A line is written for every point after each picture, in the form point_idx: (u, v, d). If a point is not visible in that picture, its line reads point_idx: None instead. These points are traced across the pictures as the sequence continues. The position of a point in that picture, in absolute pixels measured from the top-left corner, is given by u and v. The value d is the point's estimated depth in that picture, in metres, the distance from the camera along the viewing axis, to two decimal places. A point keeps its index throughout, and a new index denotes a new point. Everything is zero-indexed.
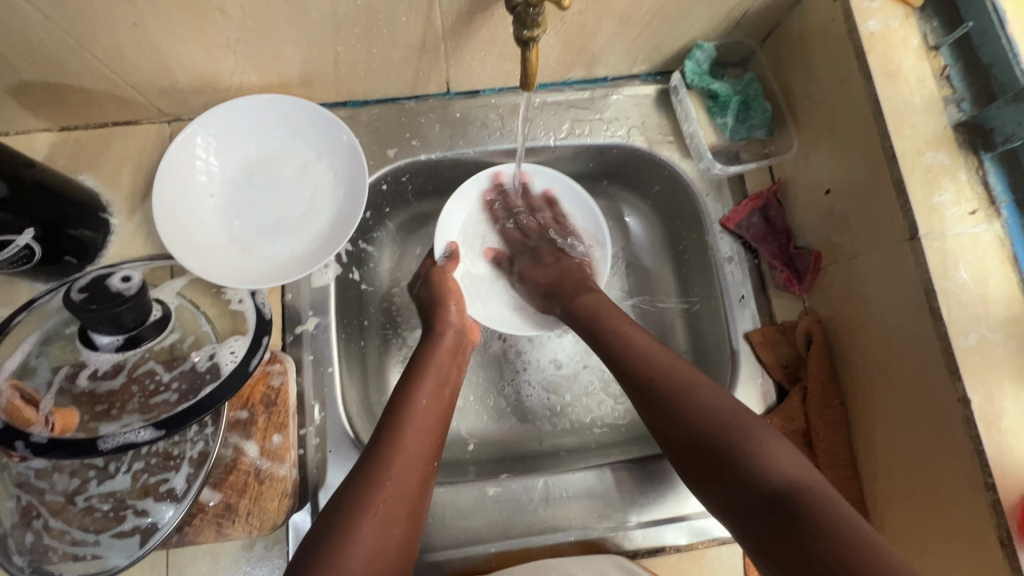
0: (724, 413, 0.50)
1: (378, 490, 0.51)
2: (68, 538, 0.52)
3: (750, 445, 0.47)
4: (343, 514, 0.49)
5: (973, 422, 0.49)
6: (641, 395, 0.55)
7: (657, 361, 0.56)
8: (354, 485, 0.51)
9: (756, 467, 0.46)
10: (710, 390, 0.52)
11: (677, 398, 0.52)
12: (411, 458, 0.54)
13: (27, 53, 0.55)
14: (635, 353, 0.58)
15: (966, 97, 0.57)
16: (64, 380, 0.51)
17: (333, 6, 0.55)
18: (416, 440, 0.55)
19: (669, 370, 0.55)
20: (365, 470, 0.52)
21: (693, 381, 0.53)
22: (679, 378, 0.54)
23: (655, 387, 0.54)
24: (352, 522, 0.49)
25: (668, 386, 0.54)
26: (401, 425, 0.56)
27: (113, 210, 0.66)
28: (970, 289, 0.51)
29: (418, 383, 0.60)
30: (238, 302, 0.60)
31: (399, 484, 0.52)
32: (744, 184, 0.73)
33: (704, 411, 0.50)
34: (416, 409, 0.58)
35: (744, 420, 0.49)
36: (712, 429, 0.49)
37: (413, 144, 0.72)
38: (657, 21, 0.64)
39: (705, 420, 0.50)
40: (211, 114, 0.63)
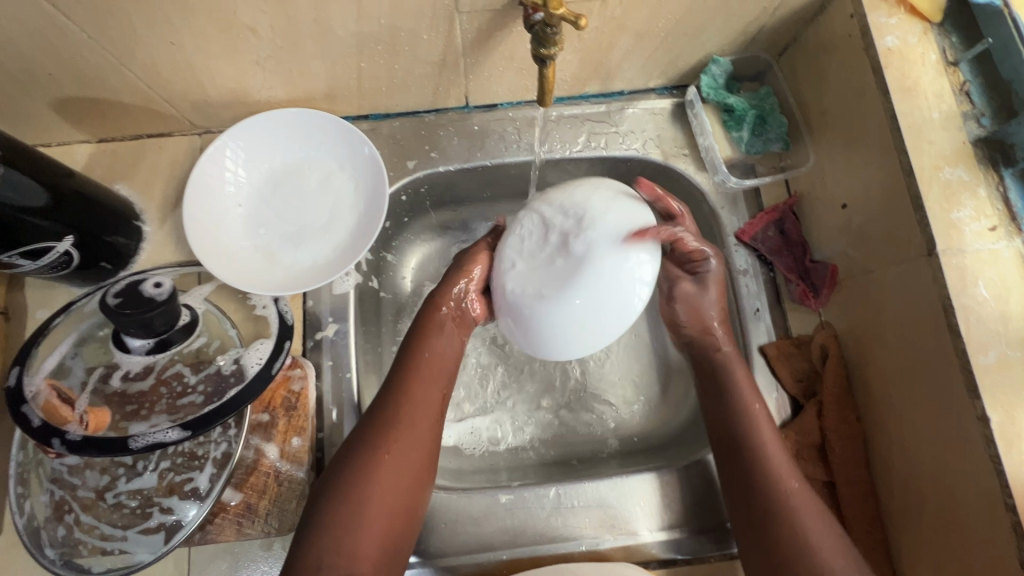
0: (830, 557, 0.52)
1: (388, 435, 0.55)
2: (97, 533, 0.54)
3: None
4: (358, 456, 0.54)
5: (993, 441, 0.48)
6: (753, 514, 0.56)
7: (786, 481, 0.56)
8: (368, 431, 0.56)
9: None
10: (831, 534, 0.53)
11: (790, 516, 0.54)
12: (419, 410, 0.58)
13: (70, 70, 0.58)
14: (763, 463, 0.57)
15: (987, 112, 0.57)
16: (97, 381, 0.54)
17: (358, 25, 0.57)
18: (422, 392, 0.59)
19: (791, 490, 0.56)
20: (375, 416, 0.57)
21: (810, 510, 0.55)
22: (802, 506, 0.55)
23: (771, 512, 0.55)
24: (363, 461, 0.54)
25: (783, 505, 0.55)
26: (413, 376, 0.60)
27: (145, 218, 0.69)
28: (990, 307, 0.51)
29: (424, 340, 0.63)
30: (261, 308, 0.62)
31: (406, 431, 0.56)
32: (759, 198, 0.73)
33: (817, 553, 0.52)
34: (421, 363, 0.61)
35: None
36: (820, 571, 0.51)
37: (432, 156, 0.74)
38: (674, 37, 0.65)
39: (808, 550, 0.52)
40: (240, 127, 0.66)
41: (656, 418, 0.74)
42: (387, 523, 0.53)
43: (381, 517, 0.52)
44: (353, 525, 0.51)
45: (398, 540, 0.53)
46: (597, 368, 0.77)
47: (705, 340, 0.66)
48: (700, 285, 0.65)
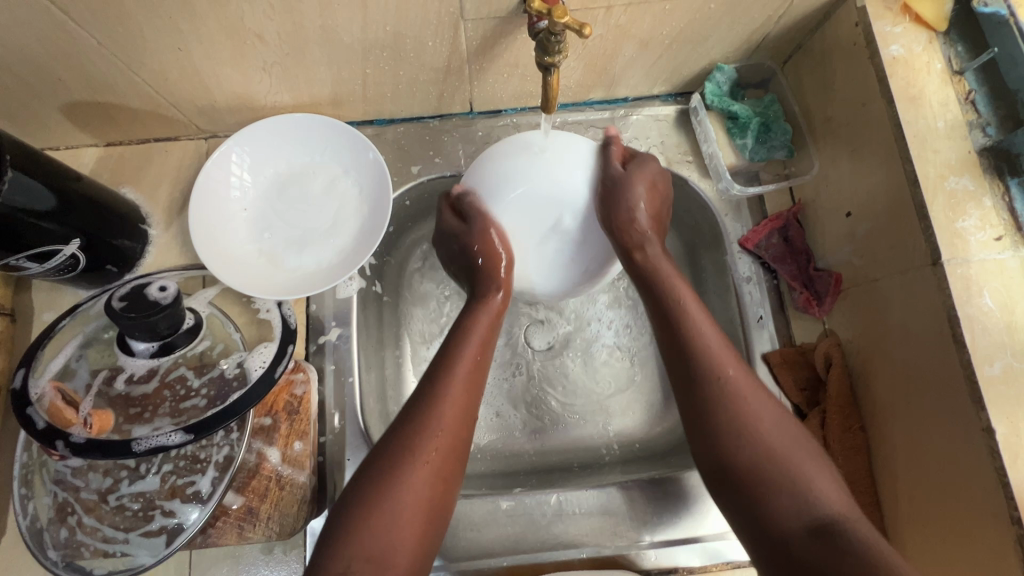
0: (772, 436, 0.49)
1: (426, 439, 0.50)
2: (99, 535, 0.54)
3: (799, 481, 0.47)
4: (389, 464, 0.49)
5: (998, 453, 0.48)
6: (690, 393, 0.53)
7: (720, 361, 0.53)
8: (401, 436, 0.50)
9: (799, 502, 0.46)
10: (769, 413, 0.51)
11: (729, 398, 0.51)
12: (456, 404, 0.53)
13: (80, 75, 0.58)
14: (703, 348, 0.54)
15: (992, 121, 0.57)
16: (102, 383, 0.54)
17: (364, 32, 0.57)
18: (463, 390, 0.54)
19: (730, 372, 0.52)
20: (406, 419, 0.52)
21: (753, 393, 0.52)
22: (738, 387, 0.52)
23: (706, 396, 0.52)
24: (403, 464, 0.49)
25: (727, 392, 0.51)
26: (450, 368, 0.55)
27: (151, 221, 0.70)
28: (994, 317, 0.50)
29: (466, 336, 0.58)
30: (265, 311, 0.62)
31: (446, 434, 0.51)
32: (764, 205, 0.73)
33: (758, 433, 0.50)
34: (464, 363, 0.56)
35: (800, 457, 0.48)
36: (765, 454, 0.49)
37: (436, 162, 0.74)
38: (678, 44, 0.65)
39: (745, 431, 0.50)
40: (246, 133, 0.66)
41: (658, 427, 0.74)
42: (421, 531, 0.48)
43: (413, 523, 0.47)
44: (383, 536, 0.46)
45: (427, 546, 0.49)
46: (596, 376, 0.76)
47: (626, 240, 0.59)
48: (636, 184, 0.60)
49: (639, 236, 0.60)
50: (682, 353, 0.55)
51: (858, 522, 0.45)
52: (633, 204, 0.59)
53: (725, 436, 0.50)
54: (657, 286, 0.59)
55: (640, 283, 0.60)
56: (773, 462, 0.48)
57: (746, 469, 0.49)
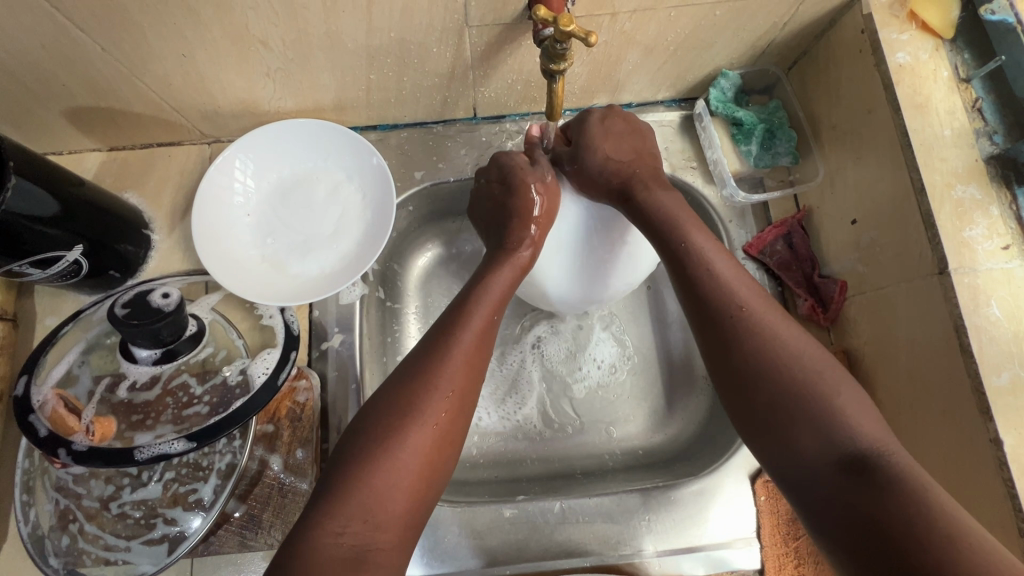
0: (798, 367, 0.47)
1: (432, 387, 0.49)
2: (101, 543, 0.54)
3: (830, 411, 0.45)
4: (386, 414, 0.48)
5: (1006, 464, 0.48)
6: (710, 330, 0.51)
7: (738, 294, 0.51)
8: (406, 384, 0.49)
9: (828, 433, 0.44)
10: (793, 341, 0.48)
11: (746, 333, 0.49)
12: (467, 355, 0.52)
13: (84, 80, 0.58)
14: (716, 283, 0.52)
15: (999, 129, 0.56)
16: (105, 391, 0.54)
17: (368, 38, 0.57)
18: (476, 343, 0.53)
19: (746, 306, 0.50)
20: (411, 375, 0.50)
21: (772, 325, 0.49)
22: (760, 318, 0.50)
23: (725, 330, 0.50)
24: (414, 410, 0.48)
25: (747, 325, 0.49)
26: (462, 320, 0.54)
27: (154, 226, 0.70)
28: (1002, 326, 0.50)
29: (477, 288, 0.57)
30: (268, 317, 0.62)
31: (453, 380, 0.50)
32: (767, 212, 0.73)
33: (781, 363, 0.47)
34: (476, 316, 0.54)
35: (829, 387, 0.46)
36: (789, 385, 0.46)
37: (439, 167, 0.74)
38: (683, 50, 0.65)
39: (767, 364, 0.47)
40: (249, 138, 0.66)
41: (661, 434, 0.74)
42: (417, 479, 0.46)
43: (418, 468, 0.46)
44: (385, 476, 0.44)
45: (428, 492, 0.47)
46: (596, 392, 0.76)
47: (619, 184, 0.59)
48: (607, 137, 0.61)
49: (622, 180, 0.59)
50: (695, 288, 0.52)
51: (896, 455, 0.42)
52: (606, 153, 0.60)
53: (746, 370, 0.48)
54: (658, 223, 0.56)
55: (647, 225, 0.57)
56: (800, 395, 0.46)
57: (772, 403, 0.46)
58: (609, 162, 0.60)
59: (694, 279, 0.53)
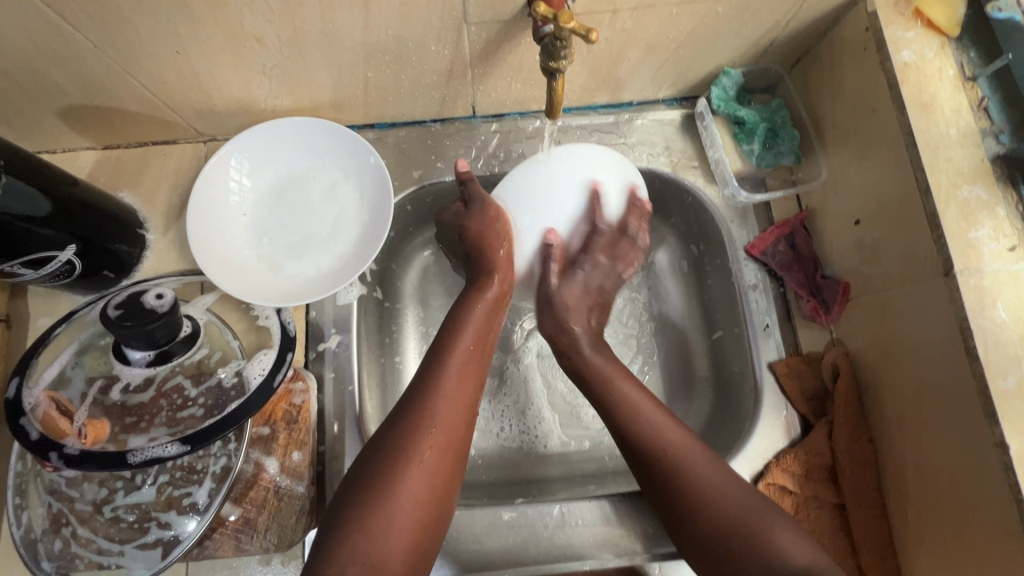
0: (727, 502, 0.50)
1: (422, 437, 0.49)
2: (94, 547, 0.54)
3: (762, 542, 0.47)
4: (378, 464, 0.48)
5: (1012, 469, 0.47)
6: (643, 464, 0.54)
7: (664, 431, 0.54)
8: (395, 430, 0.50)
9: (768, 564, 0.47)
10: (719, 473, 0.52)
11: (675, 468, 0.52)
12: (455, 403, 0.52)
13: (76, 78, 0.58)
14: (646, 418, 0.55)
15: (1006, 129, 0.55)
16: (97, 392, 0.53)
17: (365, 35, 0.56)
18: (462, 386, 0.54)
19: (673, 441, 0.53)
20: (398, 422, 0.50)
21: (700, 460, 0.52)
22: (685, 455, 0.53)
23: (652, 461, 0.53)
24: (403, 460, 0.48)
25: (677, 463, 0.52)
26: (445, 365, 0.54)
27: (149, 226, 0.69)
28: (1008, 329, 0.49)
29: (460, 328, 0.58)
30: (264, 318, 0.61)
31: (444, 429, 0.51)
32: (770, 212, 0.72)
33: (712, 499, 0.50)
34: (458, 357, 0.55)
35: (760, 519, 0.49)
36: (724, 519, 0.49)
37: (437, 166, 0.73)
38: (685, 48, 0.64)
39: (699, 501, 0.50)
40: (245, 136, 0.65)
41: None
42: (415, 535, 0.47)
43: (411, 521, 0.46)
44: (383, 531, 0.45)
45: (425, 545, 0.48)
46: (597, 418, 0.74)
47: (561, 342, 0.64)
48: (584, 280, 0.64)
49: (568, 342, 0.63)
50: (623, 427, 0.56)
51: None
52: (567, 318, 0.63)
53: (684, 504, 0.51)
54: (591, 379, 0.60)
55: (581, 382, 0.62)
56: (735, 528, 0.49)
57: (712, 536, 0.49)
58: (567, 320, 0.64)
59: (622, 419, 0.56)
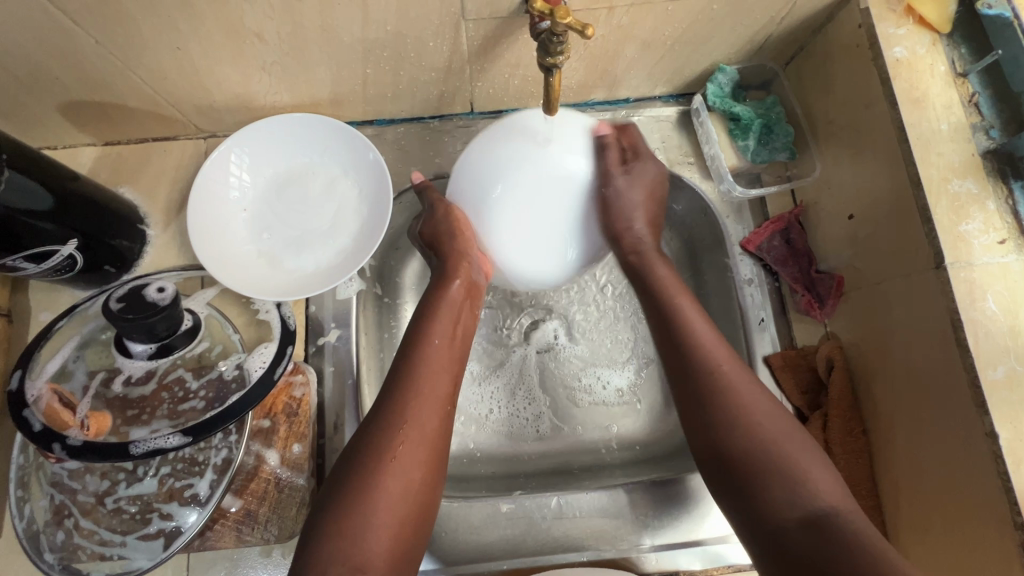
0: (768, 425, 0.49)
1: (394, 435, 0.50)
2: (96, 538, 0.54)
3: (794, 469, 0.47)
4: (358, 465, 0.48)
5: (1002, 457, 0.48)
6: (683, 387, 0.53)
7: (715, 355, 0.53)
8: (372, 431, 0.50)
9: (795, 490, 0.46)
10: (761, 399, 0.51)
11: (716, 390, 0.51)
12: (427, 400, 0.52)
13: (78, 74, 0.58)
14: (692, 344, 0.54)
15: (996, 124, 0.56)
16: (99, 385, 0.53)
17: (364, 31, 0.57)
18: (433, 383, 0.54)
19: (723, 364, 0.53)
20: (375, 423, 0.51)
21: (748, 383, 0.52)
22: (732, 377, 0.52)
23: (693, 384, 0.52)
24: (377, 461, 0.48)
25: (718, 381, 0.51)
26: (415, 365, 0.54)
27: (150, 222, 0.69)
28: (998, 321, 0.50)
29: (432, 323, 0.58)
30: (264, 312, 0.62)
31: (416, 427, 0.51)
32: (765, 207, 0.73)
33: (753, 420, 0.49)
34: (428, 354, 0.55)
35: (795, 446, 0.48)
36: (762, 442, 0.48)
37: (435, 162, 0.74)
38: (681, 45, 0.65)
39: (734, 423, 0.49)
40: (245, 133, 0.66)
41: (659, 429, 0.73)
42: (397, 533, 0.47)
43: (393, 518, 0.47)
44: (361, 531, 0.45)
45: (410, 542, 0.48)
46: (590, 407, 0.74)
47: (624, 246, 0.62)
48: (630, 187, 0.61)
49: (632, 245, 0.62)
50: (674, 348, 0.55)
51: (850, 515, 0.45)
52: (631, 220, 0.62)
53: (721, 421, 0.50)
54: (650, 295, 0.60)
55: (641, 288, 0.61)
56: (772, 450, 0.48)
57: (744, 456, 0.48)
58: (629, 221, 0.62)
59: (672, 338, 0.55)
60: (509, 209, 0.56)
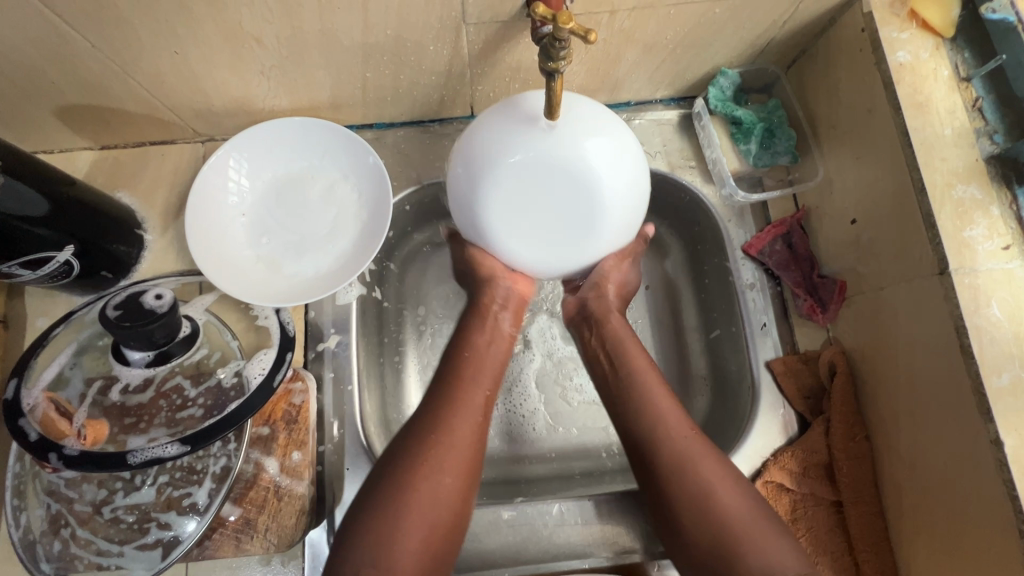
0: (731, 510, 0.51)
1: (426, 444, 0.52)
2: (94, 548, 0.54)
3: (757, 551, 0.49)
4: (388, 473, 0.50)
5: (1007, 465, 0.47)
6: (648, 467, 0.55)
7: (680, 434, 0.55)
8: (406, 440, 0.52)
9: (762, 572, 0.48)
10: (725, 481, 0.53)
11: (681, 475, 0.53)
12: (466, 412, 0.55)
13: (74, 78, 0.57)
14: (659, 428, 0.56)
15: (1000, 129, 0.56)
16: (96, 394, 0.53)
17: (364, 34, 0.56)
18: (472, 396, 0.56)
19: (685, 446, 0.54)
20: (409, 433, 0.53)
21: (709, 467, 0.53)
22: (695, 460, 0.54)
23: (665, 463, 0.54)
24: (408, 469, 0.50)
25: (681, 464, 0.53)
26: (457, 380, 0.57)
27: (147, 226, 0.69)
28: (1002, 327, 0.50)
29: (468, 341, 0.61)
30: (263, 318, 0.61)
31: (452, 437, 0.53)
32: (766, 211, 0.72)
33: (718, 505, 0.51)
34: (466, 368, 0.58)
35: (757, 527, 0.50)
36: (727, 525, 0.50)
37: (435, 166, 0.73)
38: (682, 48, 0.64)
39: (701, 507, 0.51)
40: (244, 136, 0.65)
41: None
42: (426, 540, 0.48)
43: (421, 526, 0.48)
44: (390, 537, 0.47)
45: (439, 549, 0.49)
46: (582, 405, 0.74)
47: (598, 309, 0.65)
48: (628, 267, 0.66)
49: (602, 312, 0.65)
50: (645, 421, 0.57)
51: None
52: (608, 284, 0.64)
53: (689, 504, 0.52)
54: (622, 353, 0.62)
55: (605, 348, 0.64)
56: (735, 533, 0.50)
57: (712, 540, 0.50)
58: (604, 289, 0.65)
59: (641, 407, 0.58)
60: (530, 190, 0.52)
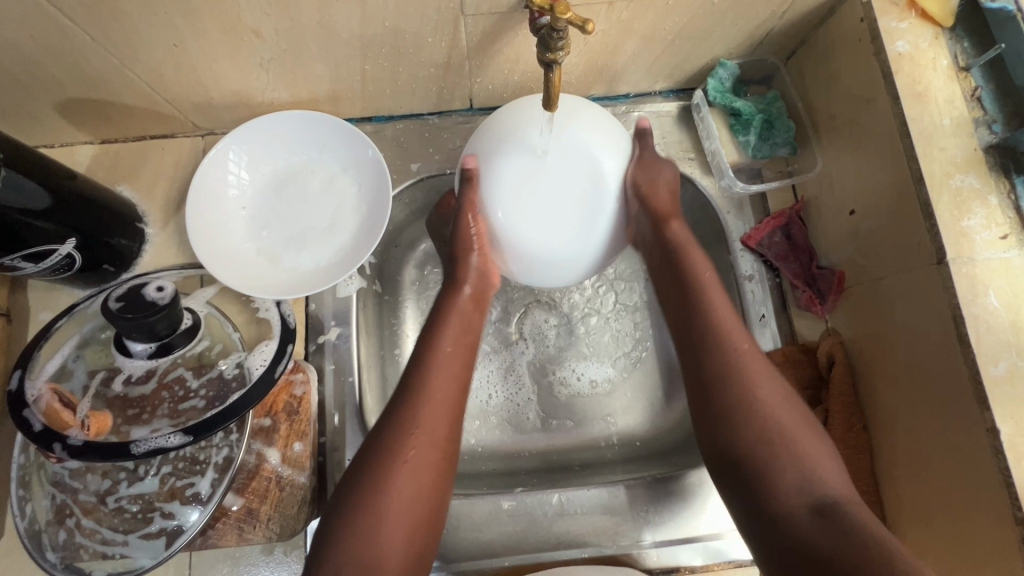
0: (780, 415, 0.50)
1: (405, 438, 0.50)
2: (98, 537, 0.54)
3: (802, 457, 0.48)
4: (371, 467, 0.49)
5: (1003, 453, 0.48)
6: (698, 369, 0.54)
7: (733, 338, 0.54)
8: (385, 433, 0.51)
9: (805, 477, 0.47)
10: (774, 388, 0.52)
11: (733, 375, 0.52)
12: (435, 404, 0.52)
13: (75, 72, 0.58)
14: (716, 338, 0.54)
15: (998, 118, 0.56)
16: (99, 385, 0.53)
17: (362, 27, 0.56)
18: (443, 389, 0.53)
19: (741, 349, 0.53)
20: (388, 425, 0.51)
21: (761, 371, 0.52)
22: (748, 362, 0.52)
23: (716, 368, 0.53)
24: (388, 464, 0.49)
25: (734, 365, 0.52)
26: (427, 370, 0.54)
27: (148, 220, 0.69)
28: (999, 316, 0.50)
29: (441, 329, 0.58)
30: (264, 310, 0.62)
31: (425, 432, 0.51)
32: (766, 202, 0.73)
33: (767, 409, 0.50)
34: (440, 358, 0.55)
35: (802, 432, 0.50)
36: (775, 427, 0.49)
37: (435, 158, 0.74)
38: (681, 40, 0.64)
39: (748, 408, 0.50)
40: (243, 130, 0.65)
41: (660, 424, 0.73)
42: (409, 536, 0.48)
43: (405, 521, 0.48)
44: (373, 534, 0.46)
45: (419, 545, 0.49)
46: (577, 397, 0.74)
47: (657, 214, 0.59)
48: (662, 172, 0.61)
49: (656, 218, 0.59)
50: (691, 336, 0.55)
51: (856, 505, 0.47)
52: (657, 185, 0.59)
53: (735, 405, 0.51)
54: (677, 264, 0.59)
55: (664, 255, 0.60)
56: (782, 436, 0.49)
57: (756, 440, 0.49)
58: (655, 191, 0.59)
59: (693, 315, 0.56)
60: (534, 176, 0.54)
